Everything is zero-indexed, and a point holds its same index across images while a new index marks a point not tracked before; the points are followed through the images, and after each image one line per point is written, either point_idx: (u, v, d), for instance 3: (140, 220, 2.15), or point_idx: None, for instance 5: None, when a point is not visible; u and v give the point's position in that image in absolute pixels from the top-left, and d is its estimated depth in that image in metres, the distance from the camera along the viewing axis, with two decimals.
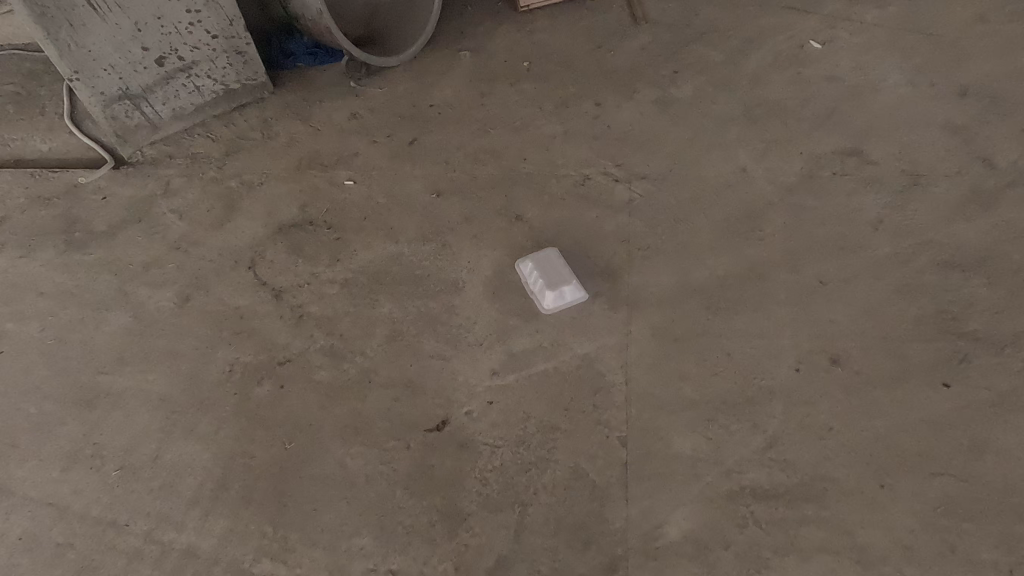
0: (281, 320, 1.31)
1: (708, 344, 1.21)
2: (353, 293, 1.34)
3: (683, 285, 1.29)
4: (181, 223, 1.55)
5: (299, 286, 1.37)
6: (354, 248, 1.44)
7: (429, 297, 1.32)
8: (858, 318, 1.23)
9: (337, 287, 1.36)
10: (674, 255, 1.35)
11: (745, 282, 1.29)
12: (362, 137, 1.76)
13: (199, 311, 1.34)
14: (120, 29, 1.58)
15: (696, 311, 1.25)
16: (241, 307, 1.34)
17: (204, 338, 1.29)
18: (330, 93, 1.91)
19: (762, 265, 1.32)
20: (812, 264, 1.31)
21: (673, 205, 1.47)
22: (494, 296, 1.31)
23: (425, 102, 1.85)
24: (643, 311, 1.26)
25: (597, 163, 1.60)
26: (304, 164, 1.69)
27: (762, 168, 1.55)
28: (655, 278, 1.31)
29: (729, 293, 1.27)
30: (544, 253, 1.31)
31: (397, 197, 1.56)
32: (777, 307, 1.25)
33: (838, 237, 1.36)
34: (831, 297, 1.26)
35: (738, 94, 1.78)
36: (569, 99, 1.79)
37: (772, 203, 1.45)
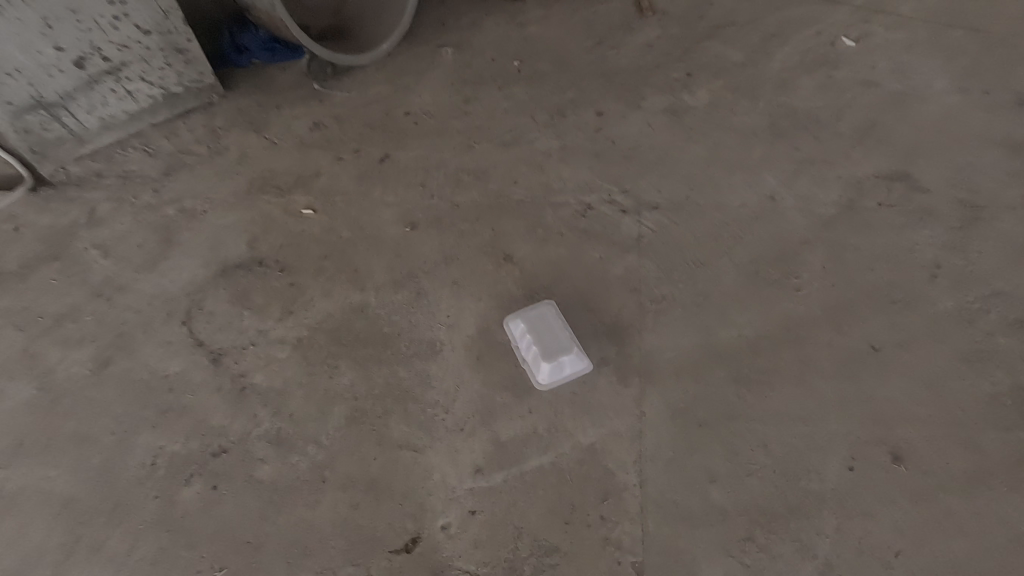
0: (219, 393, 1.08)
1: (739, 432, 1.00)
2: (307, 359, 1.11)
3: (707, 353, 1.07)
4: (105, 261, 1.30)
5: (243, 348, 1.14)
6: (311, 296, 1.21)
7: (399, 367, 1.09)
8: (918, 396, 1.02)
9: (289, 350, 1.13)
10: (692, 309, 1.13)
11: (779, 347, 1.07)
12: (325, 153, 1.50)
13: (119, 380, 1.10)
14: (25, 26, 1.29)
15: (724, 386, 1.03)
16: (171, 374, 1.10)
17: (123, 418, 1.06)
18: (289, 97, 1.65)
19: (801, 323, 1.10)
20: (858, 324, 1.09)
21: (692, 242, 1.24)
22: (478, 365, 1.08)
23: (400, 109, 1.60)
24: (660, 387, 1.04)
25: (600, 188, 1.36)
26: (256, 186, 1.43)
27: (794, 194, 1.31)
28: (673, 340, 1.09)
29: (763, 362, 1.06)
30: (538, 310, 1.08)
31: (364, 230, 1.32)
32: (822, 383, 1.03)
33: (889, 286, 1.15)
34: (884, 369, 1.05)
35: (761, 101, 1.53)
36: (567, 108, 1.55)
37: (809, 241, 1.23)
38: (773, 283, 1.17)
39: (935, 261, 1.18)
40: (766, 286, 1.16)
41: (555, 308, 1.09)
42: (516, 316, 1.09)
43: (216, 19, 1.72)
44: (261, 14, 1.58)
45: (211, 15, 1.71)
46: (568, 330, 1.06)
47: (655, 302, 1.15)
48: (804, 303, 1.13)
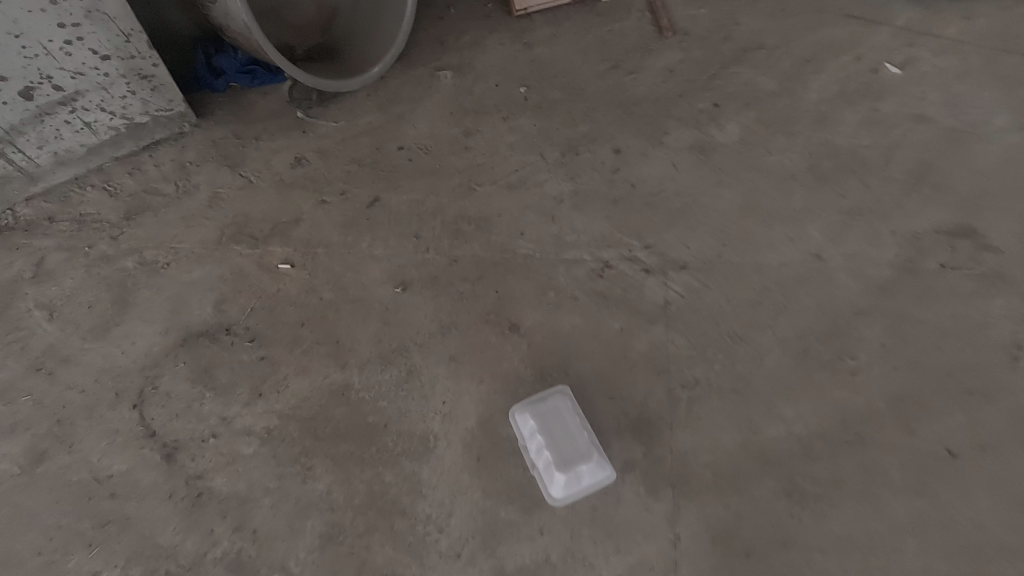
0: (170, 503, 0.92)
1: (795, 564, 0.85)
2: (277, 456, 0.95)
3: (756, 462, 0.92)
4: (49, 326, 1.13)
5: (201, 442, 0.97)
6: (285, 376, 1.04)
7: (385, 469, 0.93)
8: (1011, 520, 0.87)
9: (254, 446, 0.96)
10: (734, 400, 0.97)
11: (840, 451, 0.92)
12: (307, 195, 1.33)
13: (49, 485, 0.95)
14: None
15: (774, 503, 0.89)
16: (114, 477, 0.95)
17: (52, 536, 0.91)
18: (269, 127, 1.48)
19: (863, 417, 0.95)
20: (930, 422, 0.94)
21: (728, 311, 1.07)
22: (474, 473, 0.93)
23: (392, 143, 1.43)
24: (694, 502, 0.89)
25: (619, 241, 1.19)
26: (227, 235, 1.26)
27: (842, 252, 1.15)
28: (710, 440, 0.94)
29: (820, 470, 0.91)
30: (551, 405, 0.94)
31: (348, 291, 1.15)
32: (892, 499, 0.89)
33: (965, 371, 0.99)
34: (966, 482, 0.90)
35: (798, 137, 1.36)
36: (580, 143, 1.38)
37: (864, 311, 1.06)
38: (825, 364, 1.00)
39: (1015, 340, 1.02)
40: (819, 370, 1.00)
41: (569, 402, 0.96)
42: (525, 411, 0.94)
43: (189, 37, 1.54)
44: (237, 35, 1.41)
45: (183, 33, 1.53)
46: (586, 431, 0.92)
47: (685, 386, 0.99)
48: (865, 390, 0.97)
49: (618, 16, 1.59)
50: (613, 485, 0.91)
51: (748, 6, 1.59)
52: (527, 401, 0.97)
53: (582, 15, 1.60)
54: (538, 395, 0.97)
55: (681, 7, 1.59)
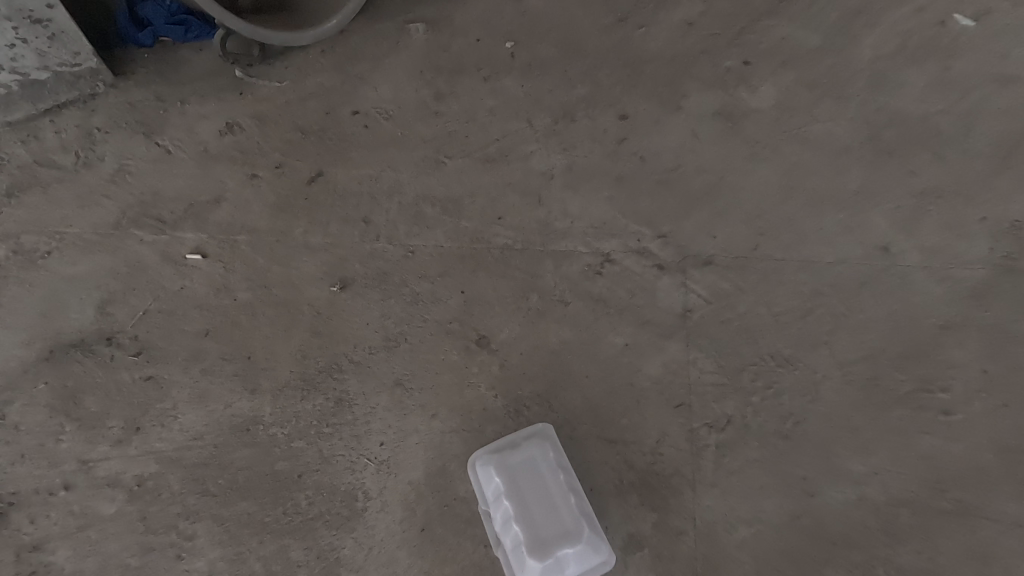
0: None
1: None
2: (146, 519, 0.74)
3: (822, 550, 0.72)
4: None
5: (49, 495, 0.75)
6: (173, 405, 0.79)
7: (290, 540, 0.73)
8: None
9: (118, 504, 0.75)
10: (782, 453, 0.75)
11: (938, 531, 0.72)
12: (236, 168, 1.07)
13: None
14: None
15: None
16: None
17: None
18: (195, 86, 1.18)
19: (961, 477, 0.74)
20: None
21: (770, 325, 0.81)
22: (412, 552, 0.73)
23: (347, 108, 1.14)
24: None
25: (625, 230, 0.92)
26: (129, 218, 1.00)
27: (917, 245, 0.87)
28: (756, 509, 0.73)
29: (908, 556, 0.71)
30: (527, 458, 0.71)
31: (271, 291, 0.89)
32: None
33: None
34: None
35: (850, 103, 1.07)
36: (577, 107, 1.10)
37: (950, 325, 0.80)
38: (901, 401, 0.76)
39: None
40: (896, 411, 0.76)
41: (552, 453, 0.72)
42: (490, 464, 0.71)
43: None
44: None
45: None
46: (573, 498, 0.69)
47: (712, 428, 0.76)
48: (964, 442, 0.75)
49: None
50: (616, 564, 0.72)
51: None
52: (494, 449, 0.73)
53: None
54: (510, 439, 0.73)
55: None
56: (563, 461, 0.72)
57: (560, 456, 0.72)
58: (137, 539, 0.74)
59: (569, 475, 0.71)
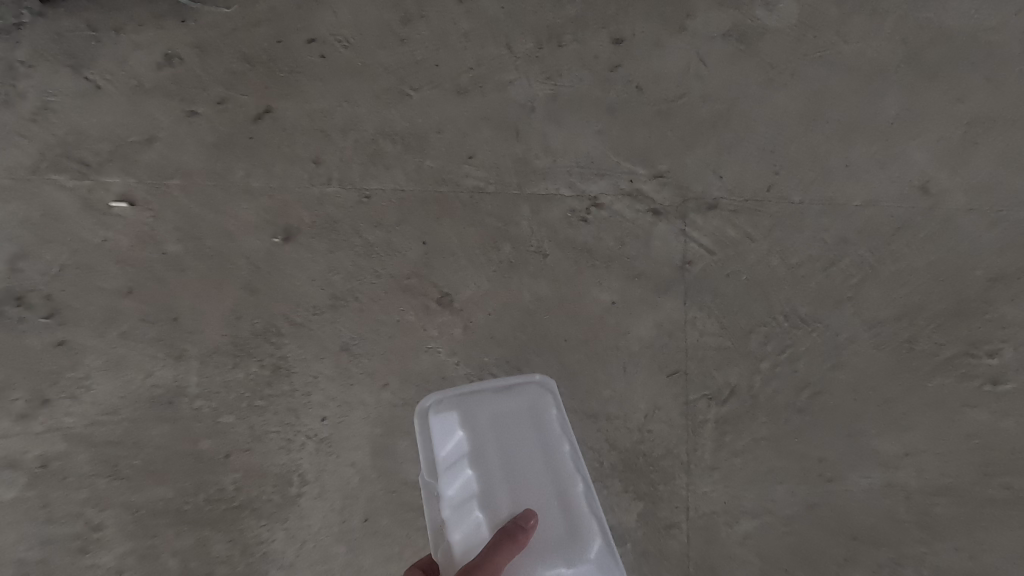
0: None
1: None
2: (50, 505, 0.61)
3: (843, 546, 0.60)
4: None
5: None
6: (88, 369, 0.68)
7: (210, 530, 0.62)
8: None
9: (19, 487, 0.62)
10: (792, 427, 0.63)
11: (979, 519, 0.60)
12: (171, 105, 0.93)
13: None
14: None
15: None
16: None
17: None
18: (140, 14, 1.07)
19: (1010, 459, 0.62)
20: None
21: (785, 279, 0.69)
22: (353, 547, 0.62)
23: (301, 34, 1.02)
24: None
25: (615, 168, 0.79)
26: (48, 161, 0.88)
27: (965, 183, 0.74)
28: (761, 492, 0.61)
29: (946, 554, 0.59)
30: (512, 412, 0.53)
31: (204, 242, 0.77)
32: None
33: None
34: None
35: (887, 17, 0.92)
36: (565, 30, 0.96)
37: (999, 278, 0.68)
38: (945, 367, 0.64)
39: None
40: (933, 376, 0.64)
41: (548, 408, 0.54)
42: (454, 414, 0.52)
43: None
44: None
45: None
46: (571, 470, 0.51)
47: (713, 400, 0.64)
48: (1015, 416, 0.63)
49: None
50: None
51: None
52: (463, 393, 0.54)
53: None
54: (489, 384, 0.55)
55: None
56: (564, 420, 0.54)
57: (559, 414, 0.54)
58: (38, 531, 0.61)
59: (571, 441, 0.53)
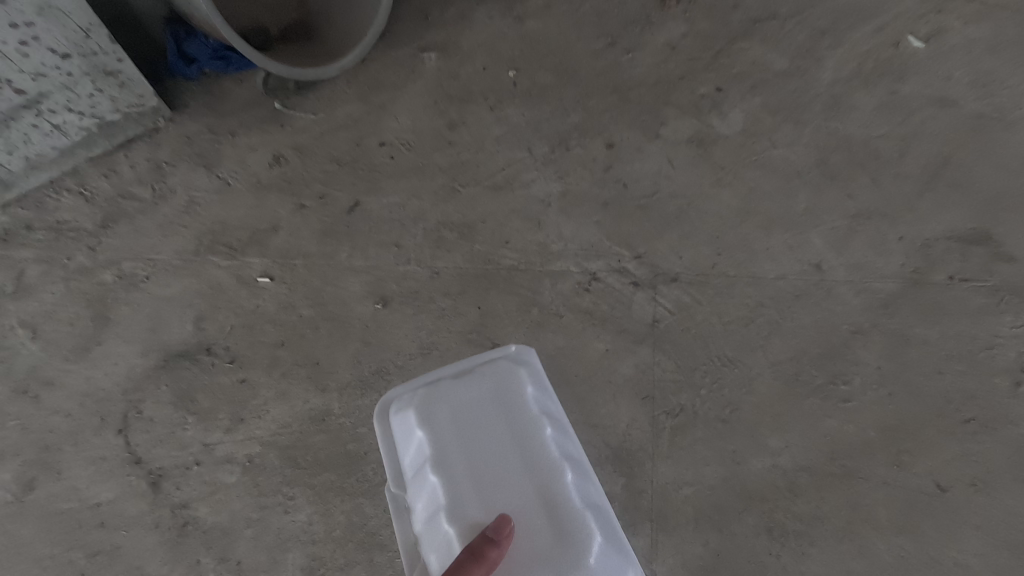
0: (158, 532, 0.96)
1: None
2: (259, 484, 0.98)
3: (742, 502, 0.94)
4: (34, 344, 1.13)
5: (185, 469, 0.99)
6: (265, 399, 1.03)
7: (363, 499, 0.97)
8: (996, 561, 0.90)
9: (236, 474, 0.98)
10: (714, 431, 0.98)
11: (826, 485, 0.94)
12: (284, 200, 1.27)
13: (40, 511, 0.97)
14: None
15: (758, 540, 0.93)
16: (103, 504, 0.97)
17: (48, 566, 0.94)
18: (245, 119, 1.38)
19: (850, 450, 0.96)
20: (925, 459, 0.95)
21: (719, 332, 1.04)
22: None
23: (373, 138, 1.31)
24: (674, 536, 0.93)
25: (608, 251, 1.13)
26: (204, 246, 1.22)
27: (846, 262, 1.09)
28: (693, 473, 0.96)
29: (802, 507, 0.94)
30: (477, 406, 0.74)
31: (327, 307, 1.12)
32: (875, 538, 0.92)
33: (965, 399, 0.98)
34: (951, 519, 0.92)
35: (807, 126, 1.23)
36: (571, 136, 1.26)
37: (861, 330, 1.02)
38: (813, 391, 0.99)
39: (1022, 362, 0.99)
40: (806, 397, 0.99)
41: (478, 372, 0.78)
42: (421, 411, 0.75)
43: (146, 12, 1.39)
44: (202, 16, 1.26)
45: (135, 5, 1.37)
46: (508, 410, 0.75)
47: (669, 415, 0.99)
48: (856, 423, 0.97)
49: None
50: None
51: None
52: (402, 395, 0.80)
53: None
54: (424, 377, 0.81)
55: None
56: (506, 371, 0.79)
57: (511, 366, 0.79)
58: (255, 500, 0.97)
59: (509, 387, 0.77)
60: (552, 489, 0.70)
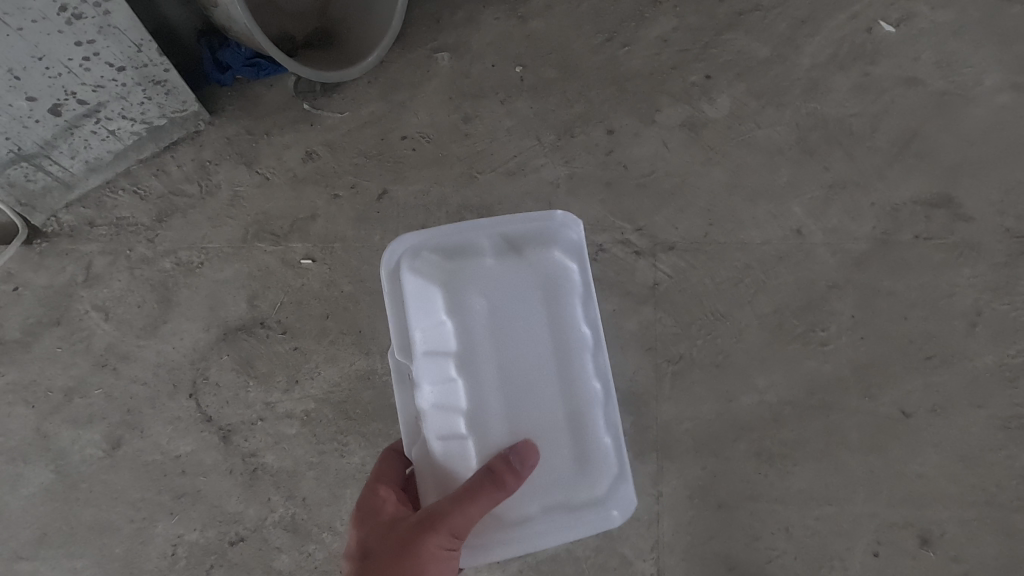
0: (231, 476, 1.21)
1: (758, 509, 1.13)
2: (316, 434, 1.22)
3: (734, 430, 1.15)
4: (108, 325, 1.29)
5: (251, 424, 1.22)
6: (316, 364, 1.24)
7: None
8: (949, 470, 1.13)
9: (296, 426, 1.22)
10: (712, 374, 1.17)
11: (808, 414, 1.15)
12: (321, 191, 1.39)
13: (132, 462, 1.22)
14: None
15: (745, 458, 1.14)
16: (182, 456, 1.21)
17: (141, 505, 1.20)
18: (278, 119, 1.46)
19: (826, 385, 1.16)
20: (892, 389, 1.16)
21: (711, 290, 1.21)
22: None
23: (396, 132, 1.43)
24: (677, 462, 1.15)
25: (612, 226, 1.27)
26: (251, 233, 1.36)
27: (822, 228, 1.25)
28: (694, 409, 1.16)
29: (786, 433, 1.15)
30: (501, 298, 0.87)
31: (366, 284, 1.29)
32: (848, 455, 1.14)
33: (924, 339, 1.18)
34: (912, 436, 1.14)
35: (787, 109, 1.36)
36: (575, 125, 1.39)
37: (838, 285, 1.21)
38: (795, 338, 1.19)
39: (976, 306, 1.20)
40: (794, 341, 1.18)
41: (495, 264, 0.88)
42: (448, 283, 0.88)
43: (183, 25, 1.47)
44: (237, 27, 1.35)
45: (174, 20, 1.45)
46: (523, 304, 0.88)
47: (670, 362, 1.18)
48: (832, 362, 1.18)
49: None
50: None
51: None
52: (412, 271, 0.88)
53: None
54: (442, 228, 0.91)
55: None
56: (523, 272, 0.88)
57: (540, 252, 0.89)
58: (314, 446, 1.21)
59: (526, 283, 0.88)
60: (567, 404, 0.88)
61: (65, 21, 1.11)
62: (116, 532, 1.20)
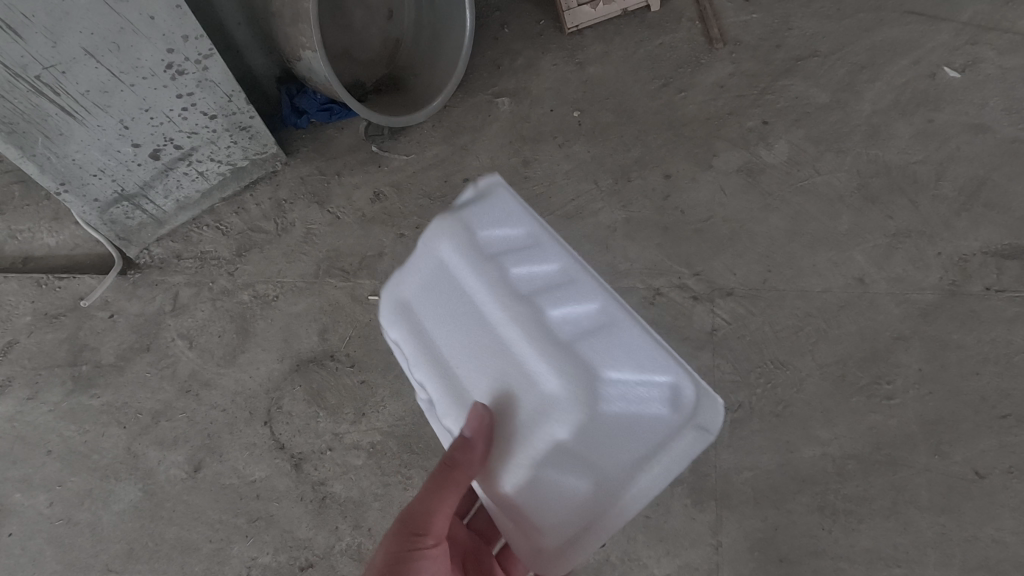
0: (302, 502, 1.28)
1: (825, 567, 1.12)
2: (381, 466, 1.29)
3: (795, 482, 1.15)
4: (191, 353, 1.40)
5: (321, 453, 1.30)
6: (381, 397, 1.32)
7: None
8: None
9: (363, 457, 1.30)
10: (770, 426, 1.18)
11: (874, 470, 1.15)
12: (387, 230, 1.46)
13: (213, 483, 1.31)
14: (104, 130, 1.22)
15: (808, 512, 1.14)
16: (257, 480, 1.30)
17: (218, 526, 1.29)
18: (348, 161, 1.55)
19: (894, 440, 1.16)
20: (965, 448, 1.15)
21: (771, 338, 1.23)
22: None
23: (458, 173, 1.49)
24: (736, 512, 1.15)
25: (669, 269, 1.31)
26: (322, 269, 1.44)
27: (886, 277, 1.26)
28: (752, 458, 1.17)
29: (851, 488, 1.14)
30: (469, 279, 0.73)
31: None
32: (919, 516, 1.12)
33: (998, 396, 1.17)
34: (987, 498, 1.13)
35: (847, 155, 1.37)
36: (632, 169, 1.42)
37: (903, 337, 1.22)
38: (859, 391, 1.19)
39: None
40: (855, 395, 1.19)
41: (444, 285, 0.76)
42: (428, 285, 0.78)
43: (264, 74, 1.59)
44: (315, 75, 1.44)
45: (258, 70, 1.58)
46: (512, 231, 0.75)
47: (728, 410, 1.20)
48: (899, 416, 1.17)
49: (669, 26, 1.54)
50: (665, 499, 1.17)
51: (802, 7, 1.50)
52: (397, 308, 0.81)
53: (634, 22, 1.56)
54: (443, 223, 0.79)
55: (731, 11, 1.53)
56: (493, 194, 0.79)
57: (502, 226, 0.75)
58: (380, 477, 1.28)
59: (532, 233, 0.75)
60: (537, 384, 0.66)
61: (170, 77, 1.21)
62: (196, 551, 1.29)
